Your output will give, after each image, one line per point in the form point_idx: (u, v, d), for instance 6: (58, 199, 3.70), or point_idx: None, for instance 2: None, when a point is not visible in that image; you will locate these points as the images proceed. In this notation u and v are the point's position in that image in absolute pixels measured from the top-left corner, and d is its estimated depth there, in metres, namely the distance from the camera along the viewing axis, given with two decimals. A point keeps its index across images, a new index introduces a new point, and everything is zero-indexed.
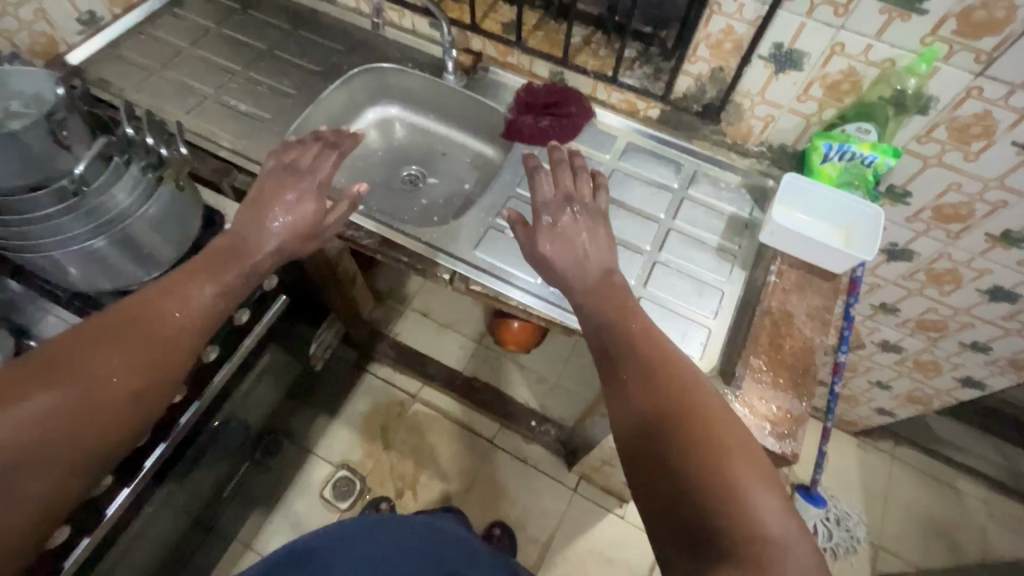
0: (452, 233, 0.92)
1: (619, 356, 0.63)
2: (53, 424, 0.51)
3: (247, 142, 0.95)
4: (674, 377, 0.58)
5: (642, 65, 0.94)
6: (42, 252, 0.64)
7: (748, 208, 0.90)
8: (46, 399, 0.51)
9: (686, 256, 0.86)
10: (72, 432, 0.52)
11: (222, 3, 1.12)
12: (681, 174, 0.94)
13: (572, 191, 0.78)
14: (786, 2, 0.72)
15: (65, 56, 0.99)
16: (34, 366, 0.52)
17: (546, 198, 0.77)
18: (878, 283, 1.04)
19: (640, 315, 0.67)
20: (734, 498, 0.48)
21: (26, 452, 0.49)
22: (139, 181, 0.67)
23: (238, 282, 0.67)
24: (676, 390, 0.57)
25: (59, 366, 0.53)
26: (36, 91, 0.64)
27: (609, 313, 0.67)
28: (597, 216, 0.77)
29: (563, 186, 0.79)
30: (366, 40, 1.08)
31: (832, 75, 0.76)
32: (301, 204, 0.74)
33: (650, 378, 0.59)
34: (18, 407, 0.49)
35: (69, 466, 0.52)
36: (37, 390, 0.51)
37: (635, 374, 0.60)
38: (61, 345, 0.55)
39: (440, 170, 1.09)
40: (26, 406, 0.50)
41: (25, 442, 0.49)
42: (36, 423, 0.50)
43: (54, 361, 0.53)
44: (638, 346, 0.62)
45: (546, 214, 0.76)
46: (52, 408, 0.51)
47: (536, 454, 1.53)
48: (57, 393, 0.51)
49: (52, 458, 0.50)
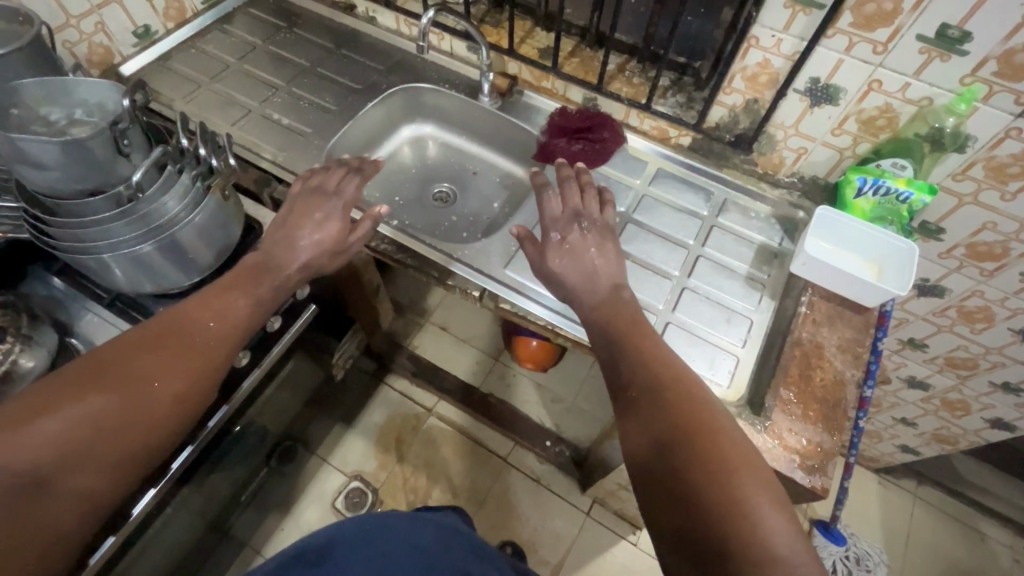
0: (482, 251, 0.93)
1: (627, 372, 0.62)
2: (101, 426, 0.53)
3: (287, 155, 0.98)
4: (684, 394, 0.58)
5: (675, 94, 0.96)
6: (91, 255, 0.66)
7: (778, 238, 0.90)
8: (95, 402, 0.53)
9: (715, 283, 0.86)
10: (116, 434, 0.54)
11: (269, 21, 1.17)
12: (711, 202, 0.95)
13: (580, 207, 0.80)
14: (824, 39, 0.73)
15: (119, 67, 1.04)
16: (86, 369, 0.55)
17: (555, 214, 0.79)
18: (907, 318, 1.03)
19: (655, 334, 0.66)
20: (744, 518, 0.48)
21: (71, 451, 0.51)
22: (189, 189, 0.69)
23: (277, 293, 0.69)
24: (685, 407, 0.57)
25: (108, 370, 0.56)
26: (101, 101, 0.67)
27: (621, 328, 0.67)
28: (606, 229, 0.78)
29: (571, 202, 0.80)
30: (406, 60, 1.12)
31: (868, 110, 0.77)
32: (325, 223, 0.76)
33: (657, 393, 0.59)
34: (70, 408, 0.52)
35: (114, 466, 0.53)
36: (88, 392, 0.53)
37: (643, 390, 0.60)
38: (110, 350, 0.57)
39: (470, 188, 1.11)
40: (78, 407, 0.52)
41: (70, 442, 0.51)
42: (86, 424, 0.52)
43: (104, 364, 0.56)
44: (645, 361, 0.62)
45: (555, 231, 0.77)
46: (100, 410, 0.53)
47: (549, 475, 1.52)
48: (105, 395, 0.54)
49: (97, 458, 0.52)
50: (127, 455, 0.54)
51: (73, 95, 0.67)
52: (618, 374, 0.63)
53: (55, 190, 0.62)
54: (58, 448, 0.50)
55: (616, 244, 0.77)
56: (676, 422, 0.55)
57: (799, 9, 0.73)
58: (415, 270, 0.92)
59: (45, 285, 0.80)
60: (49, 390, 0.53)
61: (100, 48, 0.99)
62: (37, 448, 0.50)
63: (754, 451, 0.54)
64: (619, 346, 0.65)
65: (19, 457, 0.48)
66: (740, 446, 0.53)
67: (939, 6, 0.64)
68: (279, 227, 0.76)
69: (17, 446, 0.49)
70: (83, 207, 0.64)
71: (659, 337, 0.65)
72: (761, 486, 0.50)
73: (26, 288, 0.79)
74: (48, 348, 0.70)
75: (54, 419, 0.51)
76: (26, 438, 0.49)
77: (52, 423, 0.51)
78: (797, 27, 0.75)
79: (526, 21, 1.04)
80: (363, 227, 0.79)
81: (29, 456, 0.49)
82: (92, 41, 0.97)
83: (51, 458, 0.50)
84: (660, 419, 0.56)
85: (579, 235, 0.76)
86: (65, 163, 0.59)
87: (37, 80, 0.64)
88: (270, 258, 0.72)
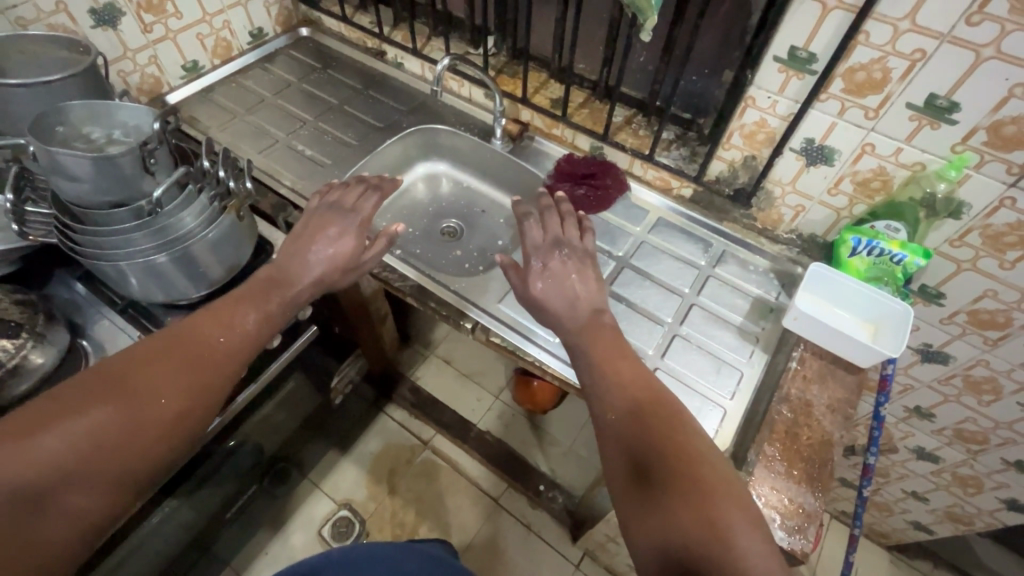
0: (480, 287, 0.96)
1: (608, 400, 0.62)
2: (104, 439, 0.55)
3: (306, 183, 1.03)
4: (660, 422, 0.59)
5: (678, 147, 1.00)
6: (111, 262, 0.71)
7: (775, 292, 0.91)
8: (99, 416, 0.55)
9: (708, 332, 0.87)
10: (117, 447, 0.55)
11: (306, 63, 1.26)
12: (709, 253, 0.96)
13: (561, 235, 0.82)
14: (818, 103, 0.76)
15: (165, 96, 1.13)
16: (92, 383, 0.57)
17: (537, 242, 0.81)
18: (911, 384, 1.00)
19: (628, 359, 0.67)
20: (719, 541, 0.48)
21: (75, 464, 0.53)
22: (206, 208, 0.74)
23: (281, 311, 0.72)
24: (655, 434, 0.57)
25: (113, 384, 0.58)
26: (138, 124, 0.74)
27: (597, 364, 0.67)
28: (585, 256, 0.80)
29: (551, 229, 0.82)
30: (427, 103, 1.19)
31: (862, 172, 0.79)
32: (341, 238, 0.80)
33: (627, 439, 0.58)
34: (73, 423, 0.54)
35: (112, 480, 0.55)
36: (91, 406, 0.55)
37: (613, 442, 0.59)
38: (117, 365, 0.60)
39: (477, 224, 1.15)
40: (82, 421, 0.54)
41: (74, 455, 0.53)
42: (91, 438, 0.54)
43: (110, 379, 0.58)
44: (618, 389, 0.63)
45: (536, 258, 0.79)
46: (103, 424, 0.55)
47: (542, 522, 1.48)
48: (111, 409, 0.56)
49: (99, 472, 0.54)
50: (126, 469, 0.56)
51: (114, 118, 0.74)
52: (594, 421, 0.63)
53: (84, 201, 0.67)
54: (62, 461, 0.52)
55: (596, 272, 0.79)
56: (657, 456, 0.55)
57: (793, 73, 0.76)
58: (414, 299, 0.95)
59: (67, 288, 0.85)
60: (54, 405, 0.55)
61: (150, 79, 1.09)
62: (41, 461, 0.51)
63: (729, 476, 0.54)
64: (595, 382, 0.65)
65: (21, 471, 0.50)
66: (704, 465, 0.54)
67: (927, 77, 0.66)
68: (291, 237, 0.80)
69: (19, 459, 0.50)
70: (107, 218, 0.69)
71: (637, 363, 0.67)
72: (739, 510, 0.51)
73: (49, 289, 0.85)
74: (58, 347, 0.74)
75: (58, 433, 0.53)
76: (29, 451, 0.51)
77: (57, 435, 0.53)
78: (792, 90, 0.78)
79: (541, 73, 1.10)
80: (378, 244, 0.83)
81: (31, 470, 0.51)
82: (144, 71, 1.07)
83: (52, 472, 0.52)
84: (636, 472, 0.55)
85: (558, 261, 0.78)
86: (96, 175, 0.64)
87: (84, 103, 0.71)
88: (282, 271, 0.75)
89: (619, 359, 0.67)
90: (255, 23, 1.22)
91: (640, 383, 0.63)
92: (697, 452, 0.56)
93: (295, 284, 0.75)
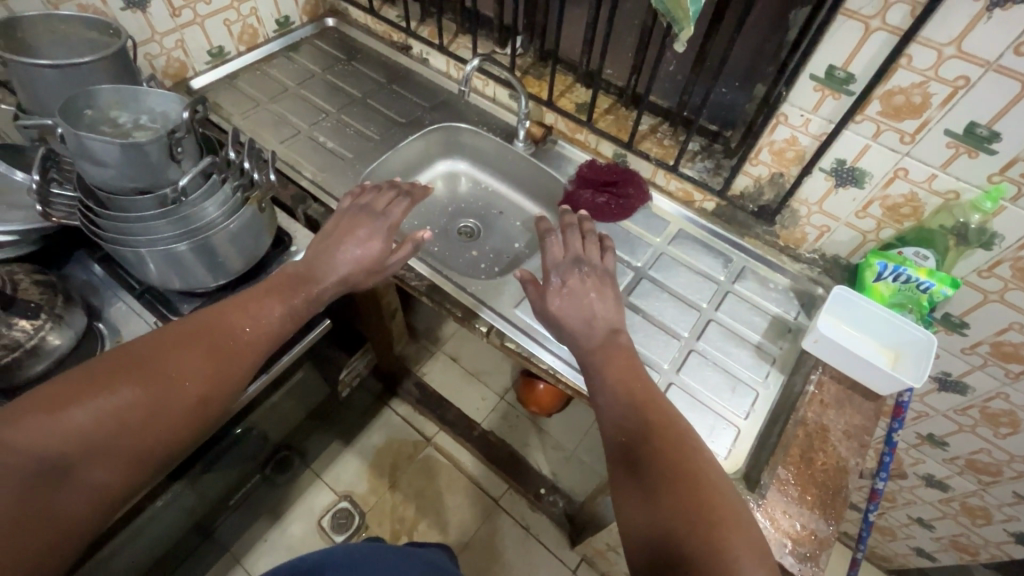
0: (496, 290, 0.96)
1: (619, 417, 0.62)
2: (129, 418, 0.55)
3: (326, 176, 1.02)
4: (667, 442, 0.58)
5: (704, 158, 0.98)
6: (131, 248, 0.71)
7: (794, 312, 0.90)
8: (127, 393, 0.55)
9: (725, 349, 0.86)
10: (140, 426, 0.56)
11: (332, 54, 1.25)
12: (729, 268, 0.95)
13: (581, 253, 0.81)
14: (852, 123, 0.74)
15: (190, 81, 1.13)
16: (121, 361, 0.58)
17: (557, 259, 0.80)
18: (926, 412, 0.99)
19: (642, 379, 0.67)
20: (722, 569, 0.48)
21: (98, 441, 0.53)
22: (229, 198, 0.74)
23: (304, 307, 0.72)
24: (671, 452, 0.57)
25: (142, 364, 0.58)
26: (166, 110, 0.74)
27: (618, 376, 0.66)
28: (605, 275, 0.79)
29: (572, 248, 0.82)
30: (450, 100, 1.18)
31: (893, 197, 0.77)
32: (370, 241, 0.78)
33: (642, 453, 0.58)
34: (101, 400, 0.54)
35: (132, 459, 0.55)
36: (119, 384, 0.56)
37: (623, 456, 0.59)
38: (145, 346, 0.60)
39: (494, 225, 1.14)
40: (109, 398, 0.54)
41: (99, 431, 0.53)
42: (116, 416, 0.54)
43: (138, 359, 0.58)
44: (631, 406, 0.63)
45: (556, 275, 0.78)
46: (129, 403, 0.55)
47: (541, 525, 1.48)
48: (137, 388, 0.56)
49: (121, 451, 0.54)
50: (146, 449, 0.56)
51: (141, 103, 0.73)
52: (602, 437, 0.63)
53: (109, 186, 0.67)
54: (87, 437, 0.53)
55: (616, 291, 0.78)
56: (661, 477, 0.55)
57: (828, 93, 0.75)
58: (427, 299, 0.94)
59: (85, 270, 0.85)
60: (83, 380, 0.55)
61: (176, 63, 1.09)
62: (68, 435, 0.52)
63: (735, 504, 0.54)
64: (613, 395, 0.65)
65: (48, 443, 0.51)
66: (710, 489, 0.54)
67: (967, 105, 0.65)
68: (326, 237, 0.79)
69: (47, 431, 0.51)
70: (130, 205, 0.68)
71: (650, 387, 0.65)
72: (745, 544, 0.50)
73: (68, 270, 0.85)
74: (75, 328, 0.74)
75: (86, 408, 0.53)
76: (56, 424, 0.51)
77: (84, 411, 0.53)
78: (826, 110, 0.76)
79: (568, 76, 1.09)
80: (405, 248, 0.81)
81: (57, 444, 0.51)
82: (170, 55, 1.07)
83: (76, 446, 0.52)
84: (638, 479, 0.56)
85: (578, 279, 0.78)
86: (123, 162, 0.63)
87: (114, 87, 0.71)
88: (306, 266, 0.75)
89: (629, 374, 0.67)
90: (282, 11, 1.22)
91: (647, 392, 0.64)
92: (708, 476, 0.56)
93: (318, 279, 0.74)
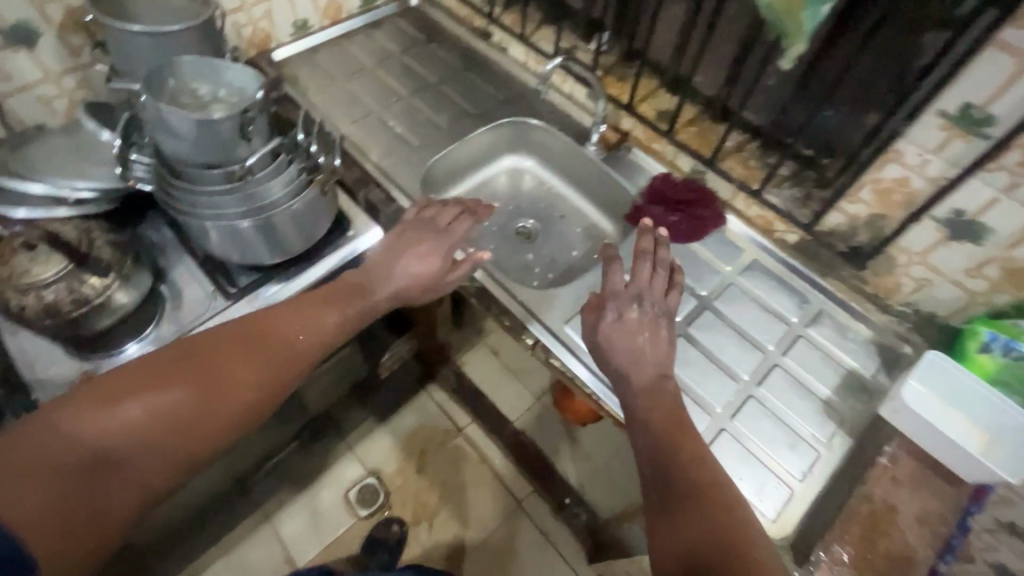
0: (547, 301, 0.91)
1: (663, 479, 0.58)
2: (176, 418, 0.56)
3: (391, 162, 1.01)
4: (715, 522, 0.54)
5: (792, 185, 0.89)
6: (198, 220, 0.72)
7: (872, 368, 0.81)
8: (177, 393, 0.57)
9: (787, 400, 0.79)
10: (186, 427, 0.57)
11: (411, 34, 1.23)
12: (804, 309, 0.87)
13: (645, 287, 0.74)
14: (983, 172, 0.65)
15: (272, 53, 1.14)
16: (177, 358, 0.59)
17: (617, 289, 0.74)
18: (1011, 497, 0.88)
19: (693, 436, 0.62)
20: None
21: (146, 438, 0.54)
22: (293, 179, 0.74)
23: (359, 317, 0.71)
24: (720, 532, 0.53)
25: (196, 364, 0.59)
26: (242, 86, 0.74)
27: (668, 435, 0.61)
28: (667, 305, 0.74)
29: (637, 279, 0.75)
30: (525, 93, 1.13)
31: (1018, 260, 0.67)
32: (430, 257, 0.76)
33: (686, 530, 0.54)
34: (154, 397, 0.55)
35: (175, 459, 0.56)
36: (172, 383, 0.57)
37: (667, 528, 0.55)
38: (202, 345, 0.61)
39: (554, 229, 1.09)
40: (162, 396, 0.56)
41: (148, 428, 0.55)
42: (165, 415, 0.55)
43: (193, 358, 0.60)
44: (681, 472, 0.58)
45: (613, 304, 0.72)
46: (179, 403, 0.57)
47: (560, 534, 1.46)
48: (188, 389, 0.57)
49: (166, 450, 0.55)
50: (189, 450, 0.57)
51: (220, 77, 0.74)
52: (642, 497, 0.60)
53: (182, 159, 0.68)
54: (135, 433, 0.54)
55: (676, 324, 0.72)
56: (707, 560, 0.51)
57: (957, 133, 0.65)
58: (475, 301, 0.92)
59: (157, 232, 0.89)
60: (140, 374, 0.57)
61: (261, 34, 1.10)
62: (119, 429, 0.53)
63: None
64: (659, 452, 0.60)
65: (99, 436, 0.52)
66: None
67: None
68: (390, 247, 0.77)
69: (100, 424, 0.52)
70: (200, 179, 0.69)
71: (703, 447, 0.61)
72: None
73: (141, 230, 0.89)
74: (141, 289, 0.78)
75: (138, 404, 0.55)
76: (109, 417, 0.53)
77: (133, 407, 0.54)
78: (952, 152, 0.67)
79: (653, 80, 1.03)
80: (465, 267, 0.77)
81: (108, 437, 0.53)
82: (256, 26, 1.08)
83: (125, 441, 0.53)
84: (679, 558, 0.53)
85: (635, 318, 0.71)
86: (196, 137, 0.64)
87: (196, 59, 0.72)
88: (364, 276, 0.74)
89: (676, 427, 0.62)
90: None
91: (677, 423, 0.63)
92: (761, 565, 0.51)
93: (378, 287, 0.73)
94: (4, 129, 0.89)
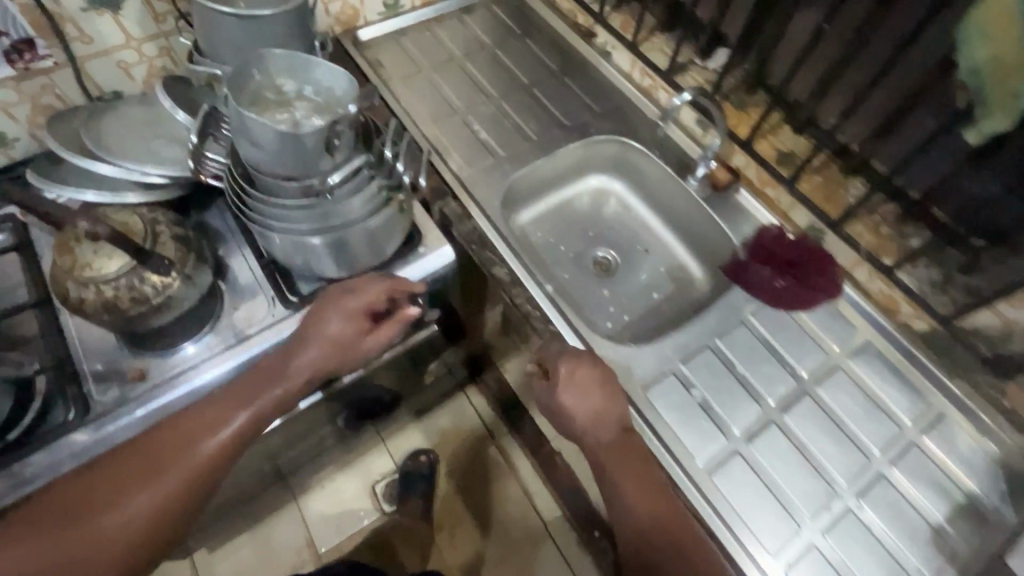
0: (627, 364, 0.77)
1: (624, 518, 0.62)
2: (60, 563, 0.56)
3: (472, 172, 0.92)
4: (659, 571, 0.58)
5: (930, 265, 0.78)
6: (268, 231, 0.66)
7: (997, 498, 0.69)
8: (56, 539, 0.56)
9: (889, 519, 0.68)
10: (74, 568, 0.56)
11: (506, 24, 1.12)
12: (921, 411, 0.75)
13: None
14: None
15: (357, 31, 1.05)
16: (56, 504, 0.58)
17: None
18: None
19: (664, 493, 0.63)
20: None
21: None
22: (373, 198, 0.67)
23: (274, 407, 0.65)
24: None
25: (80, 503, 0.58)
26: (332, 86, 0.67)
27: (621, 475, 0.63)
28: None
29: None
30: (625, 108, 1.01)
31: None
32: (346, 325, 0.68)
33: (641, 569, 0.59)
34: (31, 548, 0.55)
35: None
36: (51, 531, 0.56)
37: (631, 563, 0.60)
38: (85, 481, 0.60)
39: (635, 265, 0.99)
40: (38, 544, 0.55)
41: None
42: (48, 563, 0.55)
43: (72, 502, 0.58)
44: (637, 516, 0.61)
45: None
46: (58, 549, 0.56)
47: (584, 564, 1.41)
48: (65, 534, 0.56)
49: None
50: None
51: (310, 74, 0.66)
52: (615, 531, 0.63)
53: (258, 166, 0.61)
54: None
55: None
56: None
57: None
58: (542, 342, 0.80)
59: (223, 222, 0.84)
60: (20, 525, 0.57)
61: (349, 10, 1.01)
62: None
63: None
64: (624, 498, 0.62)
65: None
66: None
67: None
68: (303, 326, 0.69)
69: None
70: (276, 190, 0.63)
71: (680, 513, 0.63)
72: None
73: (207, 218, 0.84)
74: (200, 289, 0.73)
75: (15, 558, 0.55)
76: None
77: (10, 562, 0.54)
78: None
79: (778, 115, 0.90)
80: (389, 329, 0.71)
81: None
82: (345, 1, 0.99)
83: None
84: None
85: (588, 371, 0.69)
86: (278, 148, 0.57)
87: (286, 52, 0.65)
88: (280, 356, 0.67)
89: (648, 487, 0.63)
90: None
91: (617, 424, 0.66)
92: None
93: (280, 378, 0.65)
94: (80, 93, 0.85)
